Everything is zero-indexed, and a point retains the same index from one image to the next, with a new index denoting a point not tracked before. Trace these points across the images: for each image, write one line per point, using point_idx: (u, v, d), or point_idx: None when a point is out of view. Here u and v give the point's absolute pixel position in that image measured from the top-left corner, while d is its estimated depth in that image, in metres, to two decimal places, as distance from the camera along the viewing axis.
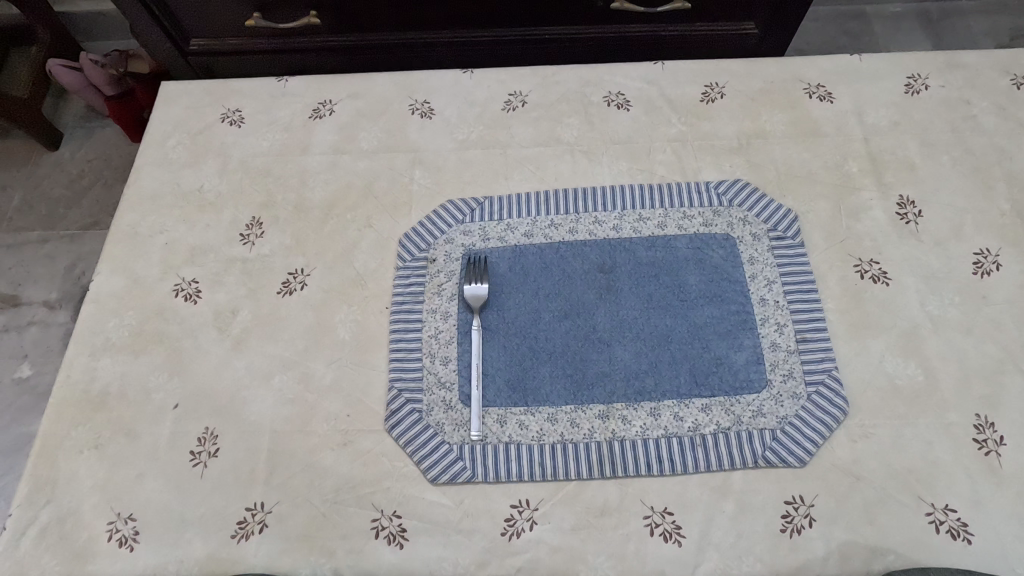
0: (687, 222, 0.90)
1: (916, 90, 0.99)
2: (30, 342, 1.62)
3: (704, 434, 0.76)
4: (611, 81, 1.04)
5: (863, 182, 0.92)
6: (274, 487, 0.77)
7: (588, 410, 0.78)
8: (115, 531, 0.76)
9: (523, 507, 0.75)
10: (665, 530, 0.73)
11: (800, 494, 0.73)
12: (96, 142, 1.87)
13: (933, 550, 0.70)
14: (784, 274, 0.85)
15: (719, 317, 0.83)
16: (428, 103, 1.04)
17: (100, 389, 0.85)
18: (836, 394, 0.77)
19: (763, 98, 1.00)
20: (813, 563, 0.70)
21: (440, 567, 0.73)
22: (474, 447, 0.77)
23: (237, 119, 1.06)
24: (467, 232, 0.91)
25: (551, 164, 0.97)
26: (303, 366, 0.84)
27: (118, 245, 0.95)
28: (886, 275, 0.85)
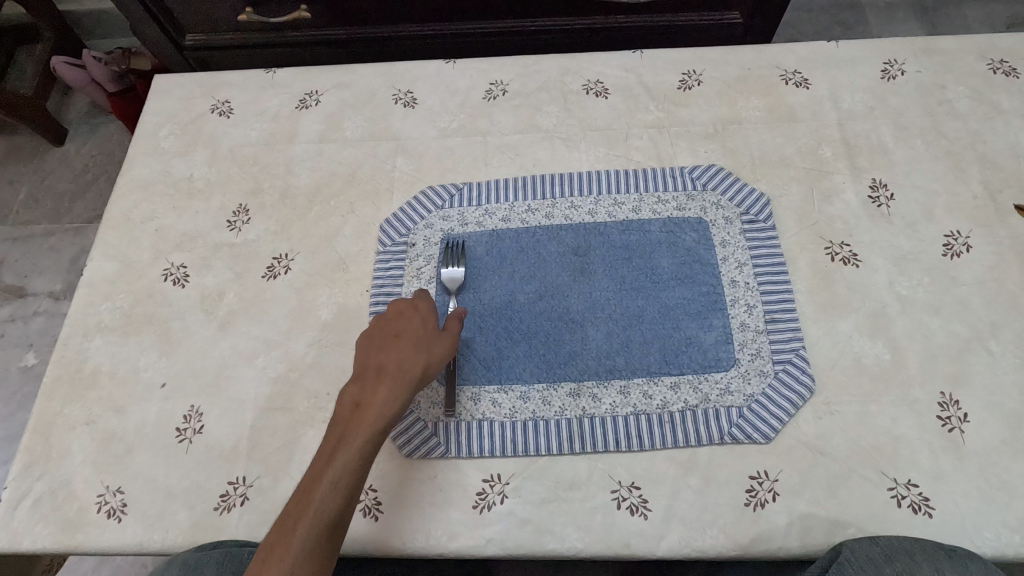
0: (662, 206, 0.91)
1: (893, 75, 0.99)
2: (35, 332, 1.67)
3: (672, 411, 0.78)
4: (591, 70, 1.06)
5: (837, 166, 0.93)
6: (255, 462, 0.80)
7: (559, 388, 0.81)
8: (104, 503, 0.79)
9: (494, 481, 0.77)
10: (632, 503, 0.74)
11: (764, 469, 0.75)
12: (100, 137, 1.91)
13: (894, 524, 0.71)
14: (755, 256, 0.86)
15: (690, 299, 0.84)
16: (411, 93, 1.07)
17: (93, 368, 0.88)
18: (803, 372, 0.79)
19: (741, 85, 1.01)
20: (775, 535, 0.71)
21: (413, 539, 0.75)
22: (449, 423, 0.80)
23: (227, 110, 1.09)
24: (446, 218, 0.93)
25: (530, 151, 0.99)
26: (286, 346, 0.87)
27: (112, 232, 0.99)
28: (857, 257, 0.86)
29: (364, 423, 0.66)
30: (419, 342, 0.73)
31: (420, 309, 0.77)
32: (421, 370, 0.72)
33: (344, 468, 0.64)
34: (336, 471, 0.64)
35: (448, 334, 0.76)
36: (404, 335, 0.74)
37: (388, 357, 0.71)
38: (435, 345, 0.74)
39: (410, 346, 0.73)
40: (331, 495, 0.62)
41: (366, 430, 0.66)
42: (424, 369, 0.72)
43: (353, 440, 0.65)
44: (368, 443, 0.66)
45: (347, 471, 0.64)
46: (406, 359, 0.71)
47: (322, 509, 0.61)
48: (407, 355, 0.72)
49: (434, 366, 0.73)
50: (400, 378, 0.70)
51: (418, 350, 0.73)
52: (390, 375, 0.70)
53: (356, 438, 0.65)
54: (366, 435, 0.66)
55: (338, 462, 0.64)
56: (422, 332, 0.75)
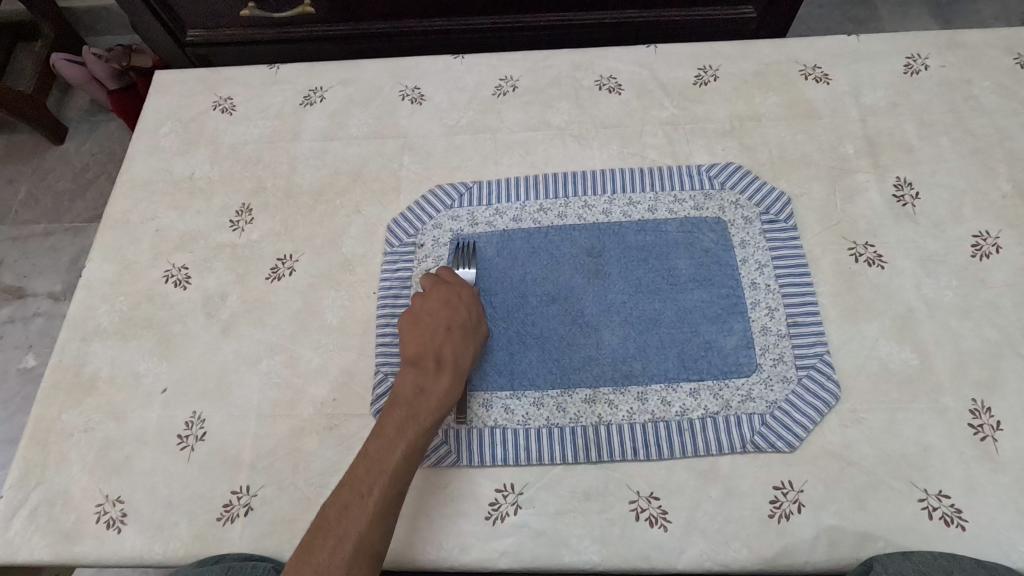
0: (678, 205, 0.88)
1: (916, 70, 0.96)
2: (34, 333, 1.64)
3: (692, 419, 0.75)
4: (603, 65, 1.03)
5: (859, 164, 0.90)
6: (259, 471, 0.77)
7: (574, 394, 0.78)
8: (103, 513, 0.77)
9: (507, 491, 0.74)
10: (651, 515, 0.72)
11: (789, 479, 0.72)
12: (99, 136, 1.88)
13: (925, 537, 0.68)
14: (776, 257, 0.83)
15: (710, 302, 0.81)
16: (418, 89, 1.04)
17: (92, 372, 0.86)
18: (828, 378, 0.76)
19: (758, 80, 0.98)
20: (801, 548, 0.69)
21: (423, 551, 0.72)
22: (459, 431, 0.77)
23: (229, 107, 1.06)
24: (455, 217, 0.90)
25: (541, 149, 0.96)
26: (291, 350, 0.84)
27: (111, 232, 0.96)
28: (882, 259, 0.83)
29: (429, 406, 0.68)
30: (473, 331, 0.75)
31: (465, 296, 0.77)
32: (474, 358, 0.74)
33: (412, 448, 0.66)
34: (405, 453, 0.65)
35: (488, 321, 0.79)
36: (458, 320, 0.74)
37: (447, 343, 0.72)
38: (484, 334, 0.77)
39: (465, 333, 0.74)
40: (401, 474, 0.64)
41: (432, 413, 0.68)
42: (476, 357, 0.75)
43: (418, 421, 0.67)
44: (433, 425, 0.68)
45: (414, 452, 0.66)
46: (464, 347, 0.73)
47: (395, 488, 0.63)
48: (465, 343, 0.73)
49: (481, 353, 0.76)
50: (462, 366, 0.72)
51: (472, 338, 0.75)
52: (451, 362, 0.72)
53: (423, 419, 0.67)
54: (432, 417, 0.68)
55: (407, 442, 0.66)
56: (475, 320, 0.76)
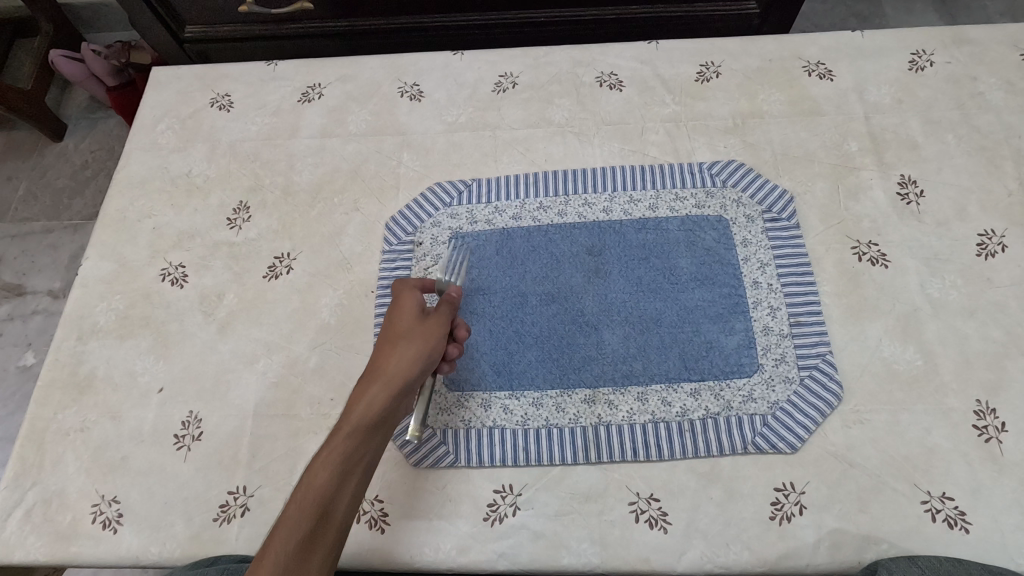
0: (680, 203, 0.87)
1: (921, 66, 0.95)
2: (33, 330, 1.64)
3: (692, 420, 0.74)
4: (604, 62, 1.02)
5: (863, 162, 0.89)
6: (256, 471, 0.77)
7: (573, 394, 0.77)
8: (99, 513, 0.76)
9: (506, 492, 0.74)
10: (651, 517, 0.71)
11: (791, 481, 0.71)
12: (99, 133, 1.87)
13: (928, 540, 0.67)
14: (779, 256, 0.83)
15: (711, 301, 0.80)
16: (418, 86, 1.03)
17: (88, 371, 0.85)
18: (830, 379, 0.75)
19: (761, 77, 0.97)
20: (803, 552, 0.68)
21: (421, 552, 0.71)
22: (458, 431, 0.76)
23: (226, 104, 1.05)
24: (454, 216, 0.90)
25: (540, 147, 0.95)
26: (288, 350, 0.84)
27: (108, 230, 0.95)
28: (885, 258, 0.82)
29: (344, 423, 0.64)
30: (400, 336, 0.71)
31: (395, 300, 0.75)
32: (406, 363, 0.68)
33: (320, 467, 0.59)
34: (311, 474, 0.59)
35: (437, 321, 0.72)
36: (387, 333, 0.72)
37: (374, 360, 0.70)
38: (418, 335, 0.70)
39: (392, 341, 0.71)
40: (305, 496, 0.57)
41: (347, 428, 0.63)
42: (410, 360, 0.69)
43: (333, 440, 0.62)
44: (348, 439, 0.62)
45: (324, 471, 0.59)
46: (387, 356, 0.69)
47: (297, 512, 0.56)
48: (388, 352, 0.70)
49: (421, 356, 0.69)
50: (383, 376, 0.68)
51: (402, 343, 0.70)
52: (374, 376, 0.68)
53: (336, 436, 0.63)
54: (348, 432, 0.63)
55: (315, 463, 0.60)
56: (406, 325, 0.71)
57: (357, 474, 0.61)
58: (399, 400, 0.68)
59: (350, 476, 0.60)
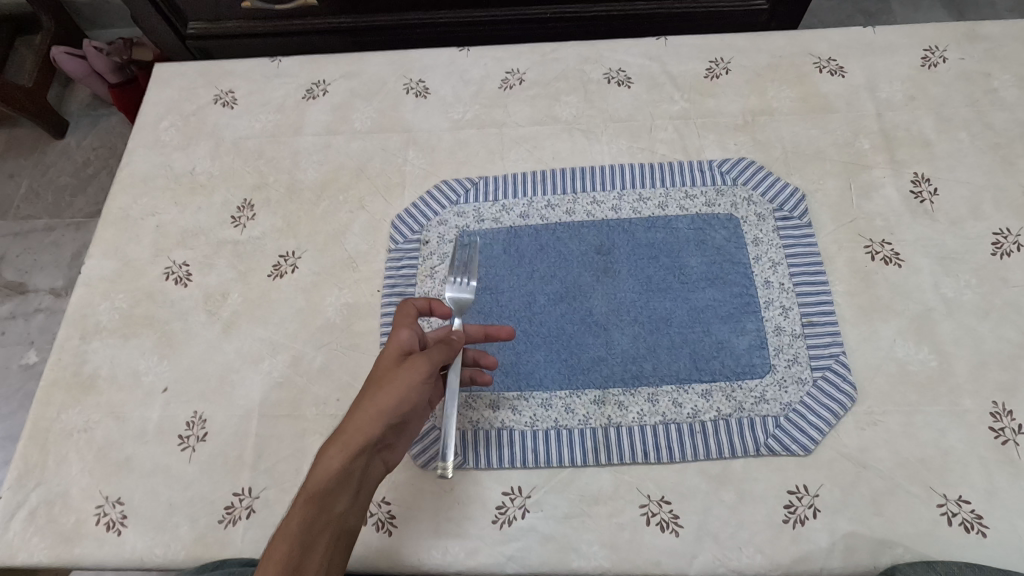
0: (690, 202, 0.86)
1: (934, 63, 0.94)
2: (36, 329, 1.63)
3: (704, 421, 0.73)
4: (612, 58, 1.00)
5: (875, 159, 0.87)
6: (262, 472, 0.76)
7: (583, 395, 0.76)
8: (103, 515, 0.75)
9: (515, 495, 0.73)
10: (662, 519, 0.70)
11: (804, 484, 0.70)
12: (101, 130, 1.86)
13: (945, 544, 0.66)
14: (791, 255, 0.81)
15: (722, 301, 0.79)
16: (423, 82, 1.01)
17: (91, 371, 0.84)
18: (844, 380, 0.74)
19: (771, 73, 0.96)
20: (817, 556, 0.67)
21: (429, 555, 0.70)
22: (466, 432, 0.76)
23: (230, 101, 1.04)
24: (461, 214, 0.89)
25: (548, 144, 0.94)
26: (293, 349, 0.83)
27: (111, 228, 0.95)
28: (899, 257, 0.81)
29: (302, 489, 0.58)
30: (366, 385, 0.64)
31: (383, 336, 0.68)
32: (370, 415, 0.61)
33: (277, 542, 0.54)
34: (268, 550, 0.54)
35: (410, 361, 0.64)
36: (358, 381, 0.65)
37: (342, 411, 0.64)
38: (386, 381, 0.63)
39: (361, 390, 0.64)
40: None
41: (303, 496, 0.57)
42: (375, 410, 0.62)
43: (291, 508, 0.57)
44: (305, 508, 0.56)
45: (284, 541, 0.54)
46: (351, 408, 0.63)
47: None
48: (353, 404, 0.63)
49: (388, 405, 0.62)
50: (343, 432, 0.61)
51: (368, 391, 0.63)
52: (336, 432, 0.61)
53: (295, 504, 0.57)
54: (305, 499, 0.57)
55: (273, 537, 0.55)
56: (376, 373, 0.65)
57: (322, 543, 0.56)
58: (366, 456, 0.61)
59: (312, 546, 0.55)
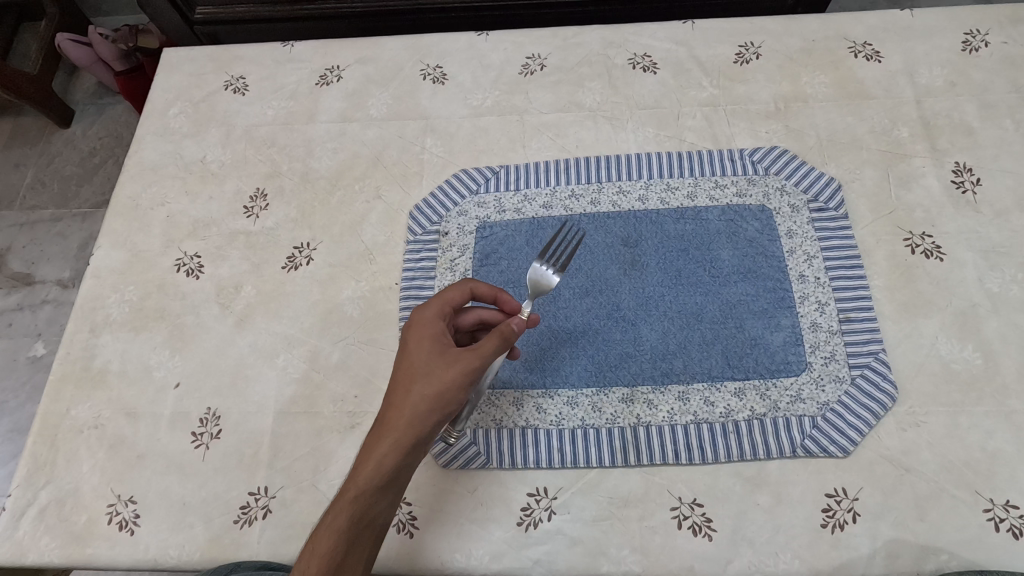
0: (720, 192, 0.83)
1: (975, 47, 0.89)
2: (43, 321, 1.61)
3: (737, 421, 0.70)
4: (637, 43, 0.96)
5: (914, 148, 0.84)
6: (278, 471, 0.74)
7: (610, 393, 0.73)
8: (115, 514, 0.73)
9: (540, 496, 0.70)
10: (695, 523, 0.67)
11: (843, 487, 0.67)
12: (106, 119, 1.83)
13: (992, 551, 0.64)
14: (826, 247, 0.78)
15: (756, 296, 0.76)
16: (441, 68, 0.98)
17: (101, 365, 0.82)
18: (884, 379, 0.71)
19: (804, 59, 0.92)
20: (857, 562, 0.64)
21: (452, 558, 0.68)
22: (489, 430, 0.73)
23: (241, 87, 1.01)
24: (481, 204, 0.85)
25: (571, 132, 0.90)
26: (310, 344, 0.80)
27: (121, 218, 0.92)
28: (941, 250, 0.77)
29: (350, 484, 0.58)
30: (413, 377, 0.61)
31: (423, 326, 0.64)
32: (418, 416, 0.60)
33: (322, 537, 0.56)
34: (314, 542, 0.57)
35: (458, 360, 0.61)
36: (404, 367, 0.63)
37: (387, 400, 0.62)
38: (434, 379, 0.61)
39: (407, 382, 0.61)
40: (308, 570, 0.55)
41: (350, 493, 0.58)
42: (422, 411, 0.60)
43: (338, 502, 0.58)
44: (352, 507, 0.57)
45: (330, 537, 0.56)
46: (399, 403, 0.60)
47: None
48: (400, 399, 0.61)
49: (436, 407, 0.60)
50: (391, 430, 0.60)
51: (417, 387, 0.61)
52: (384, 426, 0.60)
53: (341, 500, 0.58)
54: (353, 496, 0.58)
55: (319, 530, 0.57)
56: (423, 365, 0.62)
57: (365, 539, 0.58)
58: (413, 454, 0.60)
59: (356, 542, 0.57)
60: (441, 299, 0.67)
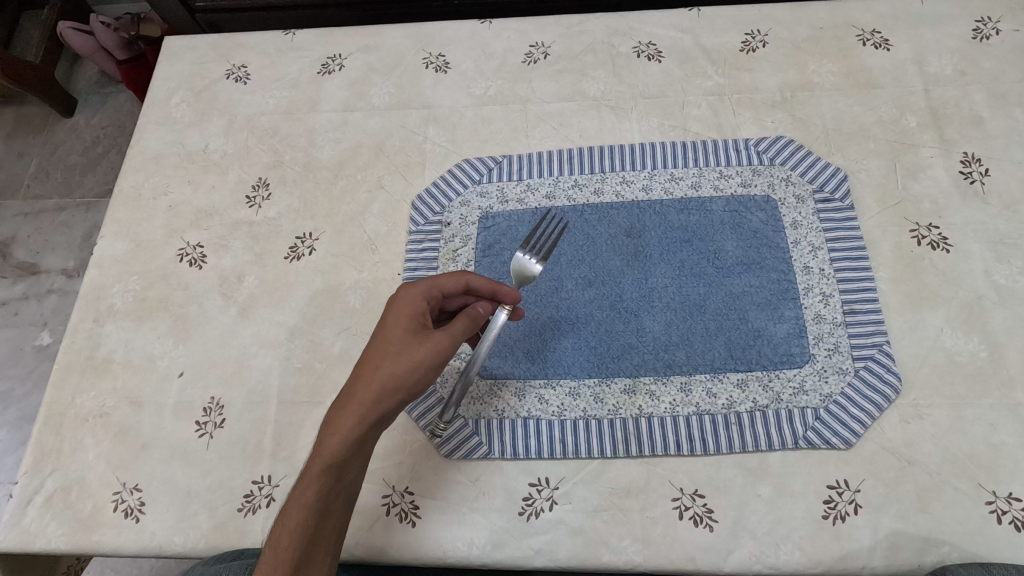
0: (724, 182, 0.82)
1: (986, 35, 0.88)
2: (49, 310, 1.61)
3: (739, 412, 0.70)
4: (642, 31, 0.95)
5: (922, 138, 0.83)
6: (281, 460, 0.74)
7: (612, 384, 0.73)
8: (121, 501, 0.74)
9: (542, 486, 0.70)
10: (695, 513, 0.67)
11: (844, 479, 0.67)
12: (110, 108, 1.83)
13: (993, 543, 0.63)
14: (831, 239, 0.77)
15: (759, 286, 0.76)
16: (443, 57, 0.97)
17: (106, 355, 0.82)
18: (888, 371, 0.70)
19: (811, 47, 0.91)
20: (857, 554, 0.64)
21: (454, 547, 0.68)
22: (491, 421, 0.73)
23: (243, 76, 1.00)
24: (484, 194, 0.85)
25: (575, 121, 0.90)
26: (312, 335, 0.80)
27: (123, 208, 0.92)
28: (947, 242, 0.77)
29: (317, 457, 0.58)
30: (385, 353, 0.62)
31: (399, 304, 0.64)
32: (385, 392, 0.60)
33: (293, 510, 0.57)
34: (284, 514, 0.57)
35: (432, 342, 0.62)
36: (376, 343, 0.63)
37: (355, 373, 0.62)
38: (406, 358, 0.61)
39: (379, 357, 0.61)
40: (279, 541, 0.56)
41: (317, 466, 0.58)
42: (391, 387, 0.60)
43: (305, 476, 0.58)
44: (320, 480, 0.57)
45: (301, 509, 0.57)
46: (367, 378, 0.61)
47: (272, 560, 0.55)
48: (369, 374, 0.61)
49: (406, 386, 0.61)
50: (357, 403, 0.59)
51: (387, 364, 0.61)
52: (349, 401, 0.60)
53: (308, 475, 0.58)
54: (320, 470, 0.58)
55: (288, 503, 0.57)
56: (396, 343, 0.62)
57: (334, 510, 0.59)
58: (379, 425, 0.61)
59: (326, 513, 0.58)
60: (432, 279, 0.67)
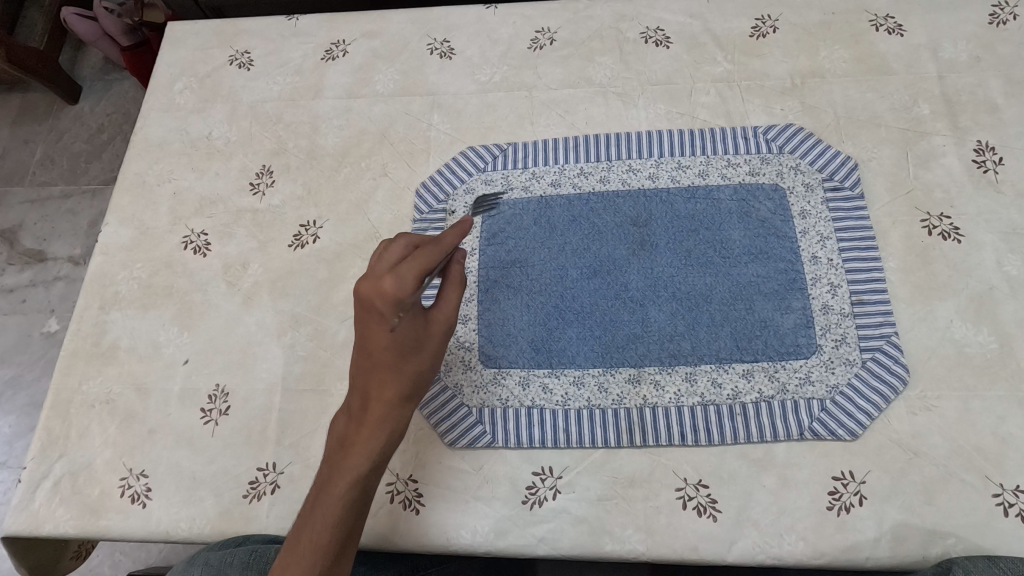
0: (732, 170, 0.81)
1: (1003, 20, 0.86)
2: (56, 297, 1.62)
3: (745, 403, 0.70)
4: (649, 16, 0.94)
5: (935, 126, 0.81)
6: (285, 448, 0.74)
7: (617, 374, 0.72)
8: (128, 487, 0.74)
9: (546, 475, 0.70)
10: (699, 504, 0.67)
11: (850, 471, 0.67)
12: (114, 95, 1.82)
13: (999, 535, 0.63)
14: (840, 228, 0.76)
15: (767, 276, 0.75)
16: (448, 43, 0.96)
17: (111, 342, 0.82)
18: (896, 362, 0.70)
19: (823, 33, 0.89)
20: (862, 545, 0.64)
21: (458, 536, 0.69)
22: (494, 410, 0.73)
23: (246, 62, 0.99)
24: (489, 181, 0.84)
25: (581, 108, 0.89)
26: (316, 322, 0.80)
27: (127, 196, 0.92)
28: (959, 232, 0.75)
29: (357, 456, 0.58)
30: (402, 357, 0.58)
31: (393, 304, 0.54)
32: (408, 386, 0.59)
33: (331, 506, 0.56)
34: (321, 511, 0.56)
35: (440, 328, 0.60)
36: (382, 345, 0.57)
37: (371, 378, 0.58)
38: (426, 356, 0.59)
39: (398, 362, 0.58)
40: (319, 536, 0.55)
41: (360, 465, 0.57)
42: (417, 382, 0.60)
43: (344, 472, 0.57)
44: (363, 477, 0.57)
45: (342, 507, 0.56)
46: (390, 381, 0.58)
47: (312, 556, 0.54)
48: (391, 377, 0.58)
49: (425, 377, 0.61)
50: (393, 404, 0.59)
51: (404, 368, 0.58)
52: (380, 401, 0.58)
53: (347, 472, 0.57)
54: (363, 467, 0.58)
55: (326, 498, 0.56)
56: (410, 340, 0.58)
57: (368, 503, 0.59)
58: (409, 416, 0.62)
59: (363, 508, 0.58)
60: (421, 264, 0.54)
